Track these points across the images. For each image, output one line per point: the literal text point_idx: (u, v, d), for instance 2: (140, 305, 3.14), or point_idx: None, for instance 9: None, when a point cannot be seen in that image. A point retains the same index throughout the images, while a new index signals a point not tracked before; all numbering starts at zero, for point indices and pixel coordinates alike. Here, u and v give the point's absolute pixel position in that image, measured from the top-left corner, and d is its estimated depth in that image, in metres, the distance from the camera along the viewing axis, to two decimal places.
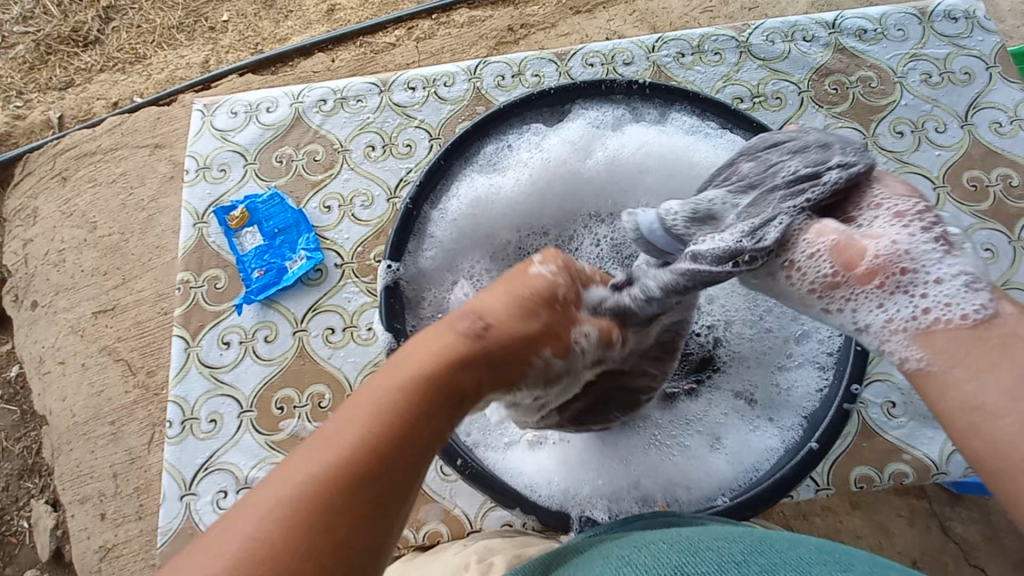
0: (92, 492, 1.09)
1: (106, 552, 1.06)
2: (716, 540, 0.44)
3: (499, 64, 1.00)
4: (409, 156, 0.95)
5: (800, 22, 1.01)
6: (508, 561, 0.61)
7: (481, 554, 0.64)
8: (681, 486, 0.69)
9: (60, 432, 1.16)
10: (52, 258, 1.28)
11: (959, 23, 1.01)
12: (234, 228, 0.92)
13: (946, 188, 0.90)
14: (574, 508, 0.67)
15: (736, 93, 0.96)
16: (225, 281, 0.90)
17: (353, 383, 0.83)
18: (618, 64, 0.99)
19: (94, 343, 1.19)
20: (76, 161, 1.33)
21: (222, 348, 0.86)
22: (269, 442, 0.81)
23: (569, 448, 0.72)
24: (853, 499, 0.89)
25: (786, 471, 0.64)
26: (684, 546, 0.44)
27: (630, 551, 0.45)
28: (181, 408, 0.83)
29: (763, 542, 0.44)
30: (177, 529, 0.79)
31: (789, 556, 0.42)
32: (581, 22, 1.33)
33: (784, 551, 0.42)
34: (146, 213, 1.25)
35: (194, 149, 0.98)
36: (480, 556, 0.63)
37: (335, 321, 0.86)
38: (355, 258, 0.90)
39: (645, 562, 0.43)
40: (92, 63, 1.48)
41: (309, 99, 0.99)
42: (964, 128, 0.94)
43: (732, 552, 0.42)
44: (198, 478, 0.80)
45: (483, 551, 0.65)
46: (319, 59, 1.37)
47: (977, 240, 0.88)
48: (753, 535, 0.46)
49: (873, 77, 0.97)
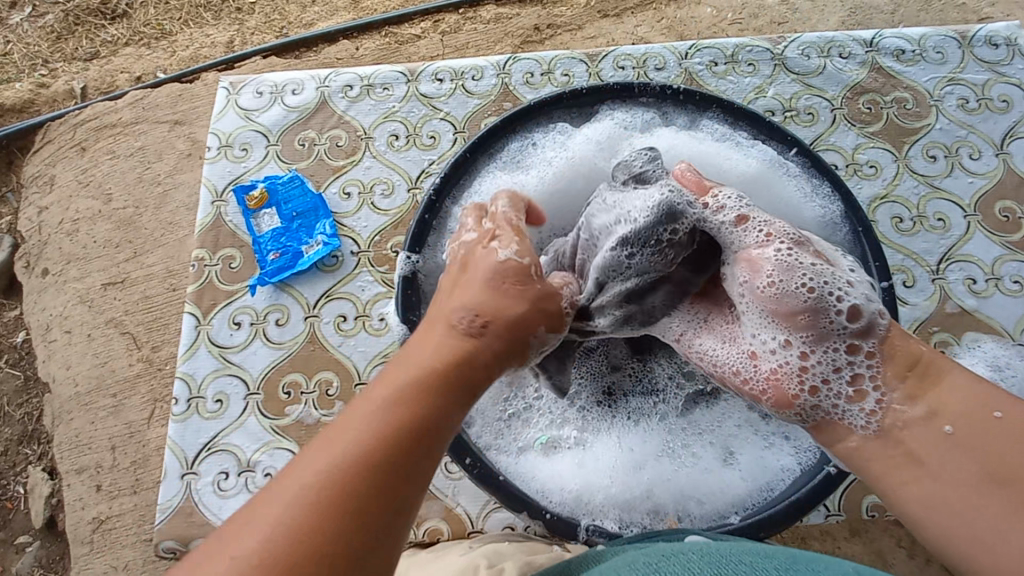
0: (90, 463, 1.09)
1: (100, 524, 1.05)
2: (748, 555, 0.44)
3: (528, 62, 0.99)
4: (432, 148, 0.94)
5: (837, 38, 0.99)
6: (514, 568, 0.59)
7: (489, 560, 0.63)
8: (694, 501, 0.68)
9: (62, 401, 1.15)
10: (66, 227, 1.28)
11: (1000, 50, 0.99)
12: (253, 208, 0.92)
13: (978, 216, 0.89)
14: (584, 516, 0.66)
15: (767, 106, 0.95)
16: (240, 261, 0.89)
17: (362, 372, 0.82)
18: (649, 68, 0.98)
19: (102, 315, 1.18)
20: (96, 132, 1.33)
21: (233, 328, 0.85)
22: (274, 426, 0.81)
23: (583, 453, 0.71)
24: (854, 525, 0.87)
25: (802, 494, 0.63)
26: (709, 562, 0.43)
27: (653, 562, 0.45)
28: (188, 386, 0.83)
29: (793, 559, 0.43)
30: (176, 507, 0.78)
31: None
32: (609, 26, 1.32)
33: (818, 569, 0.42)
34: (161, 188, 1.24)
35: (217, 126, 0.98)
36: (485, 565, 0.62)
37: (347, 309, 0.86)
38: (371, 247, 0.89)
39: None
40: (118, 36, 1.48)
41: (335, 84, 0.98)
42: (998, 157, 0.92)
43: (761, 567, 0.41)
44: (200, 458, 0.80)
45: (489, 558, 0.64)
46: (343, 46, 1.37)
47: (1006, 271, 0.86)
48: (789, 553, 0.45)
49: (908, 99, 0.95)
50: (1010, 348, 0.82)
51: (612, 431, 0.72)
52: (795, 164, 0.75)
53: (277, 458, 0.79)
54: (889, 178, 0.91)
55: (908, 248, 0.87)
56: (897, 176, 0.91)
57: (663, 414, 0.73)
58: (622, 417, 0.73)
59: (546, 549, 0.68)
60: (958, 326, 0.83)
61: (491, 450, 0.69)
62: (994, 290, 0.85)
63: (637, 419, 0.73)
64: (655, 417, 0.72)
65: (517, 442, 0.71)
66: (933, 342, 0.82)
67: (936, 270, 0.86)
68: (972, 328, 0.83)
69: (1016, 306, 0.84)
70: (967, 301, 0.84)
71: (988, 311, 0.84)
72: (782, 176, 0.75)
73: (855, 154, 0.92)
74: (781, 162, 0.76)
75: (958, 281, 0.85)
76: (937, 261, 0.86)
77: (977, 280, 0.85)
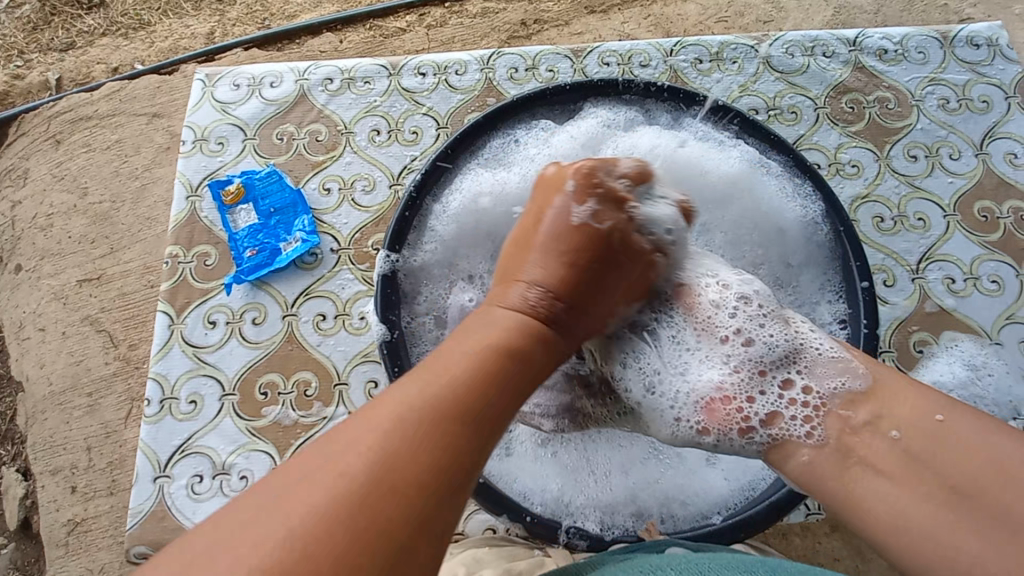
0: (64, 464, 1.06)
1: (74, 526, 1.03)
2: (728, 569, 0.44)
3: (513, 56, 0.97)
4: (415, 144, 0.92)
5: (821, 37, 0.99)
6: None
7: (470, 568, 0.63)
8: (677, 503, 0.67)
9: (35, 401, 1.12)
10: (40, 222, 1.24)
11: (981, 50, 1.00)
12: (229, 204, 0.89)
13: (957, 216, 0.89)
14: (566, 518, 0.65)
15: (752, 104, 0.95)
16: (215, 258, 0.87)
17: (341, 372, 0.81)
18: (634, 65, 0.97)
19: (77, 312, 1.15)
20: (71, 124, 1.29)
21: (208, 327, 0.83)
22: (250, 428, 0.79)
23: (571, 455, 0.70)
24: (833, 522, 0.88)
25: (783, 494, 0.62)
26: (692, 572, 0.44)
27: None
28: (161, 387, 0.80)
29: (777, 568, 0.44)
30: (148, 511, 0.76)
31: None
32: (596, 22, 1.31)
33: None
34: (139, 182, 1.21)
35: (193, 119, 0.95)
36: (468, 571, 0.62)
37: (327, 308, 0.84)
38: (351, 245, 0.87)
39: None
40: (95, 26, 1.43)
41: (315, 77, 0.96)
42: (977, 157, 0.93)
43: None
44: (173, 461, 0.77)
45: (471, 564, 0.63)
46: (328, 39, 1.35)
47: (984, 271, 0.87)
48: (767, 565, 0.45)
49: (890, 99, 0.96)
50: (987, 348, 0.83)
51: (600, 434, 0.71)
52: (777, 164, 0.74)
53: (253, 460, 0.77)
54: (871, 177, 0.91)
55: (889, 247, 0.88)
56: (878, 175, 0.91)
57: None
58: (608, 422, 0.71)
59: (529, 554, 0.67)
60: (937, 326, 0.84)
61: None
62: (973, 290, 0.86)
63: None
64: None
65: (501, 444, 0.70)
66: (913, 342, 0.83)
67: (916, 270, 0.87)
68: (951, 327, 0.84)
69: (994, 306, 0.85)
70: (946, 301, 0.85)
71: (966, 310, 0.85)
72: (763, 177, 0.75)
73: (838, 153, 0.92)
74: (763, 162, 0.75)
75: (937, 281, 0.86)
76: (916, 261, 0.87)
77: (956, 280, 0.86)
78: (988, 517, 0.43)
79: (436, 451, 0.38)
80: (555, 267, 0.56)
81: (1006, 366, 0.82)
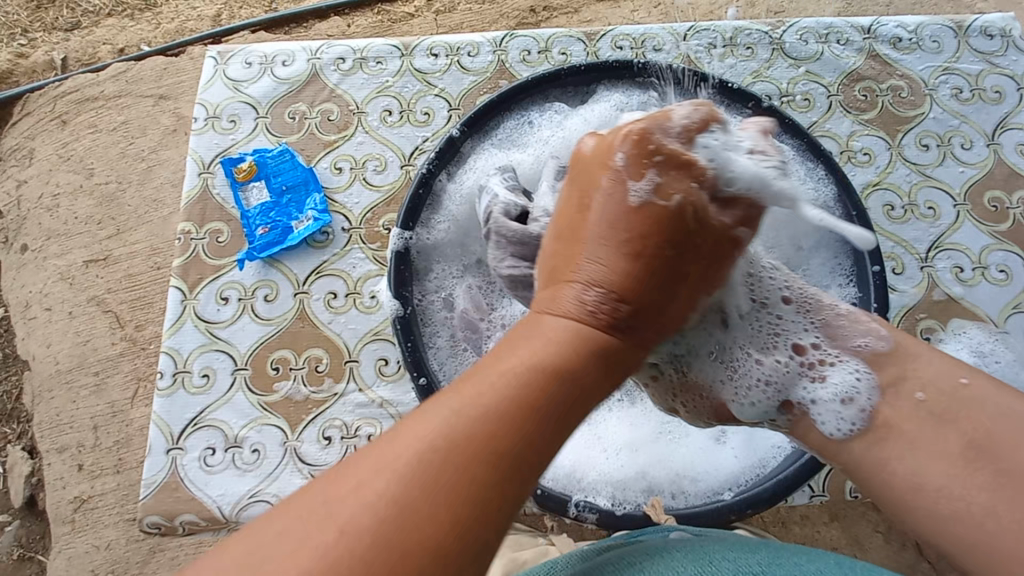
0: (71, 443, 1.07)
1: (81, 503, 1.04)
2: (732, 550, 0.46)
3: (526, 39, 0.97)
4: (426, 125, 0.92)
5: (835, 24, 0.99)
6: None
7: None
8: (688, 480, 0.68)
9: (42, 379, 1.13)
10: (46, 202, 1.24)
11: (994, 41, 0.99)
12: (241, 181, 0.89)
13: (967, 206, 0.89)
14: (577, 492, 0.66)
15: (764, 91, 0.95)
16: (227, 235, 0.87)
17: (352, 350, 0.82)
18: (647, 49, 0.97)
19: (84, 292, 1.16)
20: (77, 105, 1.29)
21: (220, 303, 0.84)
22: (262, 402, 0.79)
23: (584, 435, 0.72)
24: (834, 511, 0.90)
25: (790, 471, 0.63)
26: (698, 554, 0.45)
27: (644, 558, 0.46)
28: (173, 360, 0.81)
29: (778, 551, 0.46)
30: (161, 482, 0.77)
31: (806, 568, 0.43)
32: (605, 10, 1.30)
33: (807, 562, 0.44)
34: (146, 163, 1.21)
35: (205, 97, 0.95)
36: None
37: (337, 286, 0.84)
38: (363, 224, 0.88)
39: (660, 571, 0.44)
40: (100, 5, 1.42)
41: (328, 56, 0.96)
42: (989, 147, 0.93)
43: (746, 562, 0.44)
44: (186, 434, 0.78)
45: None
46: (335, 23, 1.34)
47: (992, 261, 0.87)
48: (769, 546, 0.47)
49: (903, 87, 0.96)
50: (994, 336, 0.84)
51: (613, 418, 0.73)
52: (788, 147, 0.75)
53: (264, 434, 0.78)
54: (882, 166, 0.91)
55: (898, 235, 0.88)
56: (890, 164, 0.91)
57: (656, 399, 0.73)
58: (619, 408, 0.73)
59: (533, 542, 0.69)
60: (945, 314, 0.84)
61: None
62: (981, 279, 0.86)
63: (631, 403, 0.74)
64: (650, 400, 0.74)
65: None
66: (920, 329, 0.84)
67: (925, 258, 0.87)
68: (958, 315, 0.84)
69: (1001, 296, 0.85)
70: (954, 289, 0.85)
71: (974, 299, 0.85)
72: (776, 159, 0.76)
73: (850, 141, 0.92)
74: (774, 145, 0.76)
75: (946, 270, 0.86)
76: (925, 249, 0.87)
77: (964, 269, 0.86)
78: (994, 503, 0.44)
79: (471, 473, 0.36)
80: (618, 261, 0.49)
81: (1013, 356, 0.83)
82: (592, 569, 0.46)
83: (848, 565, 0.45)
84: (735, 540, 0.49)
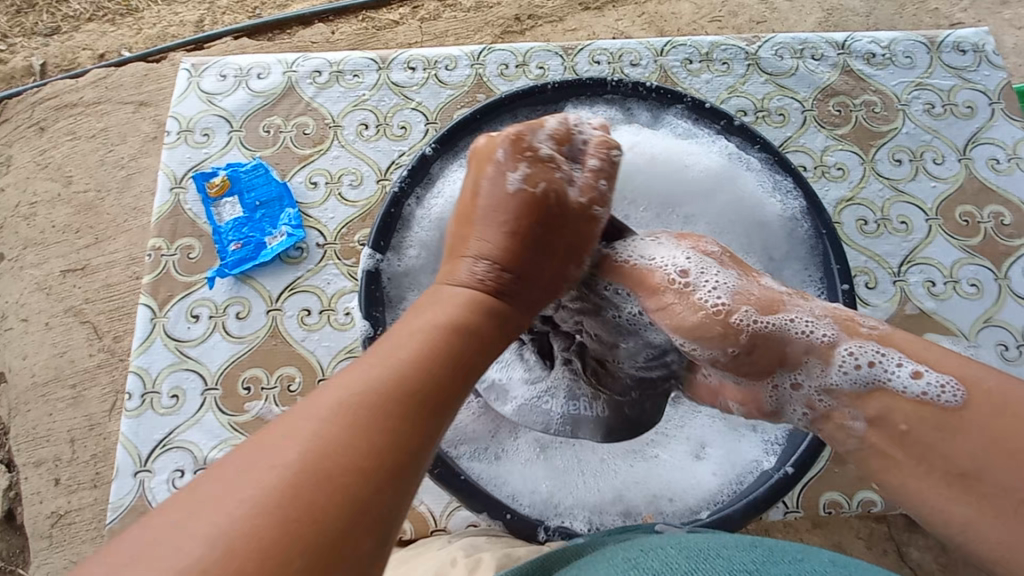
0: (47, 456, 1.05)
1: (58, 518, 1.02)
2: (726, 548, 0.44)
3: (503, 52, 0.97)
4: (403, 139, 0.92)
5: (810, 40, 1.00)
6: (496, 558, 0.58)
7: (467, 550, 0.62)
8: (666, 499, 0.68)
9: (17, 392, 1.10)
10: (22, 211, 1.22)
11: (967, 56, 1.01)
12: (213, 196, 0.88)
13: (939, 220, 0.90)
14: (554, 518, 0.66)
15: (740, 106, 0.95)
16: (199, 251, 0.86)
17: (325, 368, 0.81)
18: (624, 63, 0.97)
19: (60, 303, 1.13)
20: (55, 112, 1.27)
21: (190, 321, 0.82)
22: (232, 422, 0.78)
23: (564, 459, 0.71)
24: (815, 519, 0.90)
25: (760, 493, 0.64)
26: (693, 551, 0.43)
27: (637, 553, 0.45)
28: (142, 380, 0.80)
29: (775, 548, 0.44)
30: (128, 506, 0.75)
31: (801, 566, 0.42)
32: (590, 19, 1.30)
33: (800, 560, 0.42)
34: (124, 172, 1.20)
35: (177, 110, 0.94)
36: (466, 552, 0.61)
37: (311, 303, 0.83)
38: (337, 240, 0.87)
39: (655, 566, 0.42)
40: (81, 10, 1.40)
41: (304, 69, 0.95)
42: (961, 162, 0.94)
43: (742, 560, 0.42)
44: (155, 455, 0.77)
45: (469, 548, 0.63)
46: (319, 30, 1.33)
47: (964, 275, 0.88)
48: (763, 544, 0.45)
49: (876, 103, 0.97)
50: (966, 349, 0.84)
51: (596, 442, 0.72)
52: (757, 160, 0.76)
53: None
54: (856, 181, 0.92)
55: (871, 250, 0.89)
56: (863, 179, 0.92)
57: None
58: None
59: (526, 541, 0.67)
60: (916, 328, 0.85)
61: (466, 460, 0.68)
62: (953, 294, 0.87)
63: None
64: None
65: (493, 448, 0.70)
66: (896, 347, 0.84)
67: (898, 273, 0.88)
68: (930, 329, 0.85)
69: (972, 309, 0.86)
70: (926, 304, 0.86)
71: (946, 313, 0.86)
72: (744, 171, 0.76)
73: (824, 156, 0.93)
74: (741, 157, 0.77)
75: (918, 284, 0.87)
76: (898, 264, 0.88)
77: (936, 283, 0.87)
78: (940, 486, 0.51)
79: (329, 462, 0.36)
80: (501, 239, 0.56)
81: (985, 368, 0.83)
82: (588, 561, 0.47)
83: (845, 564, 0.42)
84: (728, 537, 0.47)
